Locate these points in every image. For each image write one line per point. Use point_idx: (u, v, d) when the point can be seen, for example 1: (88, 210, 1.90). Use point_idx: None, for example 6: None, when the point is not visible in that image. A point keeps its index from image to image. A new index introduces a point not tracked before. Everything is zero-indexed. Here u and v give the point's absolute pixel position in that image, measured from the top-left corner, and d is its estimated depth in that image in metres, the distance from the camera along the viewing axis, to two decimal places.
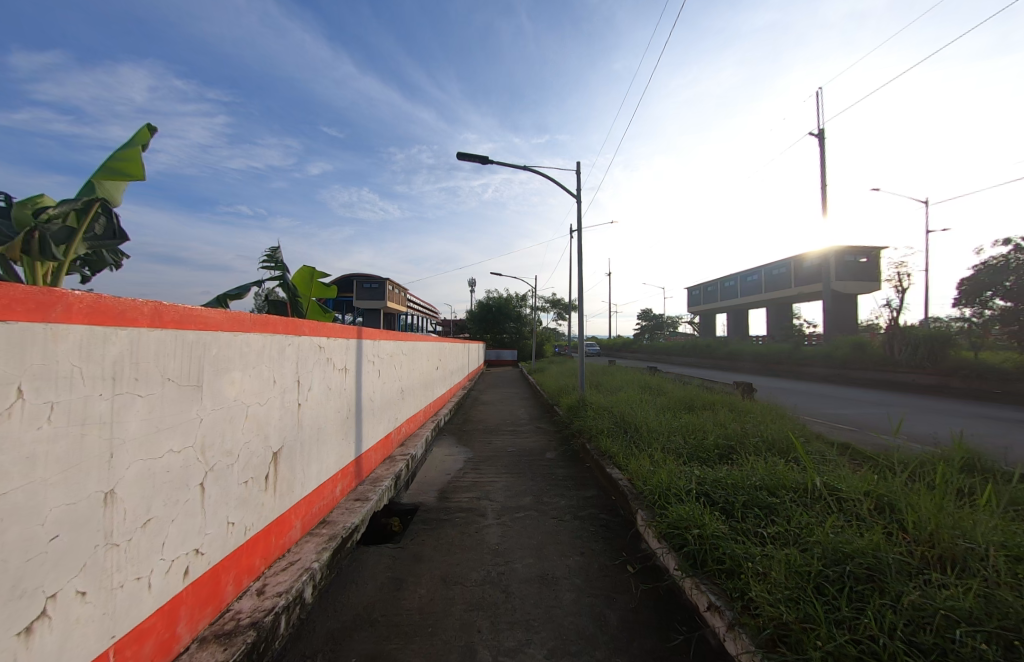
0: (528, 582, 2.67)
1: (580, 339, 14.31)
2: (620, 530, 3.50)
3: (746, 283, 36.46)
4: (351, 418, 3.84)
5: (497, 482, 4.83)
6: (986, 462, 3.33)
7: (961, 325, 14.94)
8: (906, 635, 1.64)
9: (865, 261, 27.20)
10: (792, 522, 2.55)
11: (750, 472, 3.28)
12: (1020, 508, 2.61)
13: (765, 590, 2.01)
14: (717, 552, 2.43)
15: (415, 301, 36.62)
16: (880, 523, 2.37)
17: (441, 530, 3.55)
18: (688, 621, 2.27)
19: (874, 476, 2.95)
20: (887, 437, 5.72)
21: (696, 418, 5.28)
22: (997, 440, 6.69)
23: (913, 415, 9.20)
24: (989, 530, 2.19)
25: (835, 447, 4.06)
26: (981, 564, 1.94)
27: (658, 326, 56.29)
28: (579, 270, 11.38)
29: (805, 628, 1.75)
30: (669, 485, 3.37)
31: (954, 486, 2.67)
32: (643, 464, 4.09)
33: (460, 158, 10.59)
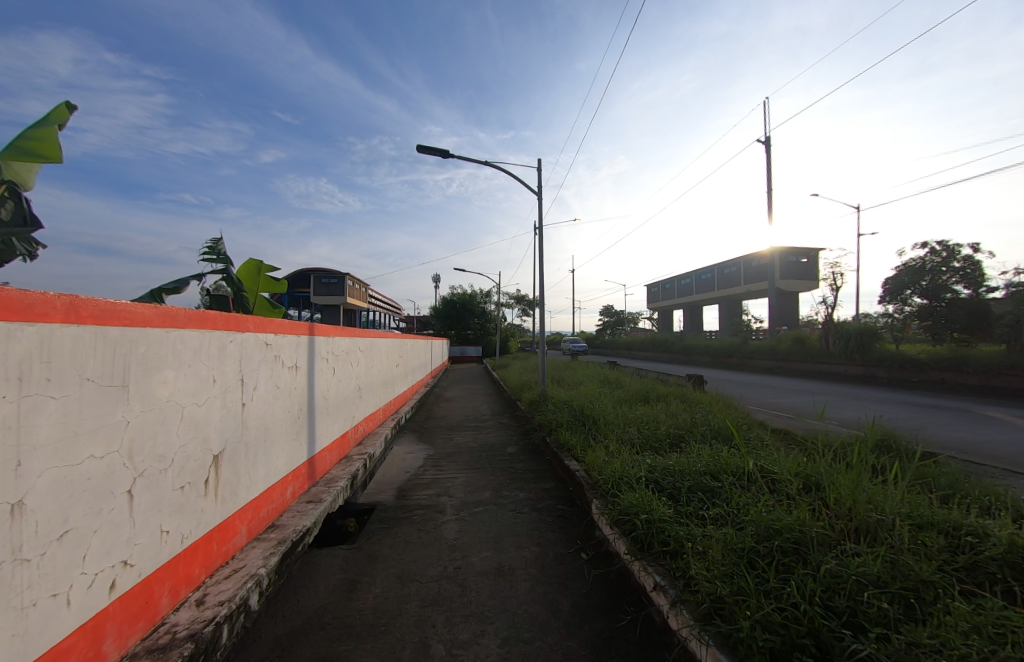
0: (484, 575, 2.69)
1: (542, 335, 14.53)
2: (576, 519, 3.60)
3: (701, 281, 38.34)
4: (303, 418, 3.70)
5: (457, 478, 4.83)
6: (894, 442, 3.72)
7: (884, 320, 16.49)
8: (824, 600, 1.80)
9: (805, 262, 29.36)
10: (730, 503, 2.73)
11: (696, 459, 3.48)
12: (920, 482, 2.94)
13: (704, 568, 2.14)
14: (663, 535, 2.56)
15: (376, 297, 35.45)
16: (807, 501, 2.58)
17: (398, 528, 3.50)
18: (636, 601, 2.38)
19: (803, 458, 3.21)
20: (815, 422, 6.26)
21: (650, 409, 5.52)
22: (908, 422, 7.49)
23: (840, 402, 10.11)
24: (898, 502, 2.45)
25: (771, 432, 4.38)
26: (888, 533, 2.17)
27: (619, 322, 58.02)
28: (541, 267, 11.52)
29: (737, 600, 1.89)
30: (621, 474, 3.51)
31: (869, 465, 2.96)
32: (598, 455, 4.23)
33: (421, 152, 10.41)
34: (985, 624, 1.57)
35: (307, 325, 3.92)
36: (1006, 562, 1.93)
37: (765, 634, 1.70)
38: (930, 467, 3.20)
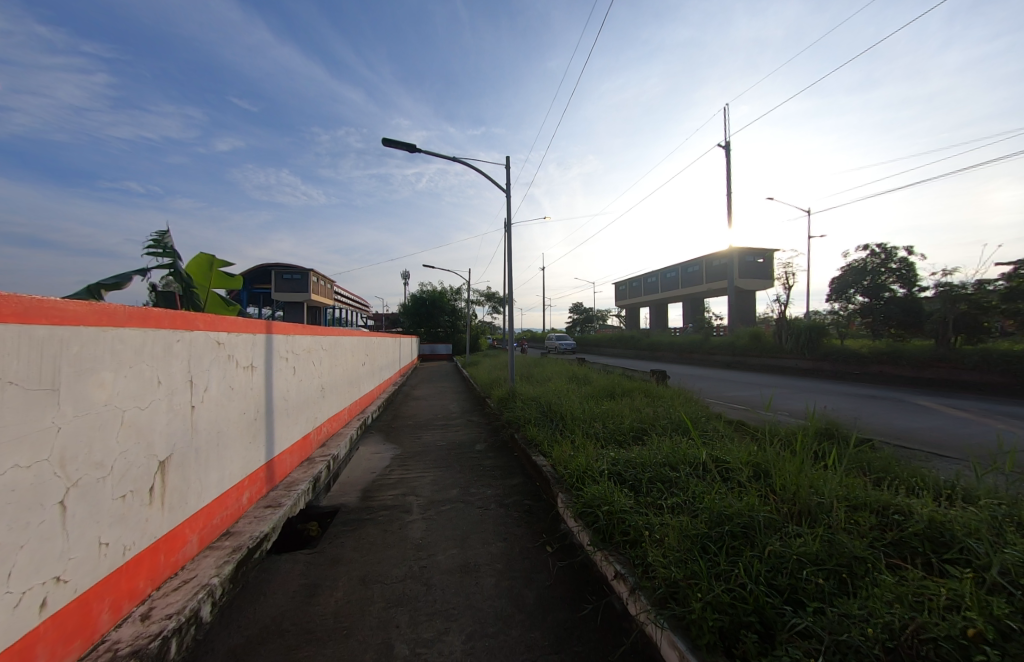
0: (450, 572, 2.69)
1: (512, 332, 14.60)
2: (542, 513, 3.66)
3: (666, 280, 39.67)
4: (260, 420, 3.55)
5: (425, 477, 4.78)
6: (832, 429, 4.01)
7: (831, 317, 17.66)
8: (767, 579, 1.94)
9: (761, 262, 30.98)
10: (687, 492, 2.86)
11: (657, 451, 3.61)
12: (852, 466, 3.20)
13: (661, 555, 2.24)
14: (623, 525, 2.66)
15: (342, 294, 34.39)
16: (756, 488, 2.75)
17: (362, 530, 3.43)
18: (598, 590, 2.45)
19: (753, 447, 3.41)
20: (765, 413, 6.65)
21: (615, 404, 5.68)
22: (847, 412, 8.10)
23: (787, 394, 10.81)
24: (835, 486, 2.64)
25: (724, 423, 4.62)
26: (826, 515, 2.34)
27: (589, 319, 59.02)
28: (510, 265, 11.57)
29: (690, 583, 2.00)
30: (586, 467, 3.60)
31: (810, 451, 3.19)
32: (565, 449, 4.31)
33: (387, 145, 10.19)
34: (907, 593, 1.73)
35: (264, 323, 3.76)
36: (926, 537, 2.13)
37: (715, 615, 1.80)
38: (864, 452, 3.48)
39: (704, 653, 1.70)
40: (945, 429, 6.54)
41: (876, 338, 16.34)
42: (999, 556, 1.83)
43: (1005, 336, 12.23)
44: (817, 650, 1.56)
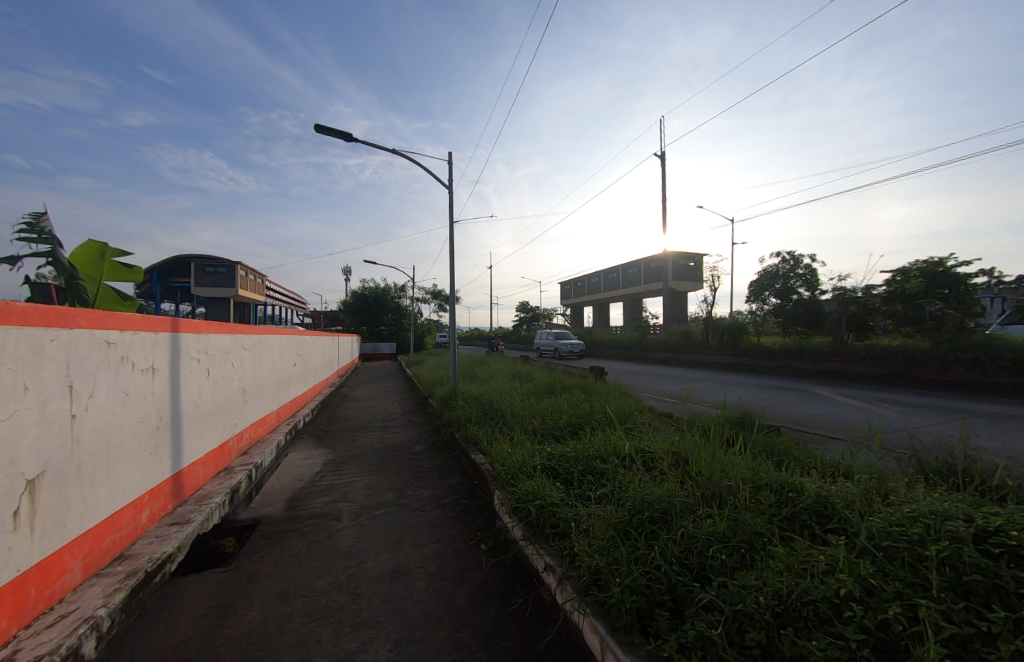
0: (378, 579, 2.60)
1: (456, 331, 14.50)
2: (478, 512, 3.67)
3: (607, 281, 41.49)
4: (163, 429, 3.19)
5: (358, 482, 4.59)
6: (743, 418, 4.42)
7: (750, 316, 19.50)
8: (680, 559, 2.09)
9: (691, 265, 33.50)
10: (615, 482, 3.01)
11: (589, 445, 3.76)
12: (756, 450, 3.55)
13: (587, 544, 2.34)
14: (553, 518, 2.75)
15: (275, 290, 32.06)
16: (675, 474, 2.95)
17: (286, 542, 3.21)
18: (528, 584, 2.51)
19: (675, 437, 3.67)
20: (689, 405, 7.17)
21: (554, 400, 5.83)
22: (758, 402, 9.04)
23: (705, 387, 11.85)
24: (742, 469, 2.91)
25: (652, 415, 4.92)
26: (732, 496, 2.59)
27: (536, 318, 59.95)
28: (454, 262, 11.47)
29: (611, 569, 2.10)
30: (521, 463, 3.67)
31: (721, 439, 3.49)
32: (503, 446, 4.36)
33: (320, 132, 9.62)
34: (794, 562, 1.94)
35: (169, 321, 3.38)
36: (814, 510, 2.41)
37: (633, 597, 1.92)
38: (767, 437, 3.89)
39: (621, 634, 1.81)
40: (836, 415, 7.48)
41: (787, 335, 18.28)
42: (867, 524, 2.11)
43: (885, 333, 14.24)
44: (718, 620, 1.71)
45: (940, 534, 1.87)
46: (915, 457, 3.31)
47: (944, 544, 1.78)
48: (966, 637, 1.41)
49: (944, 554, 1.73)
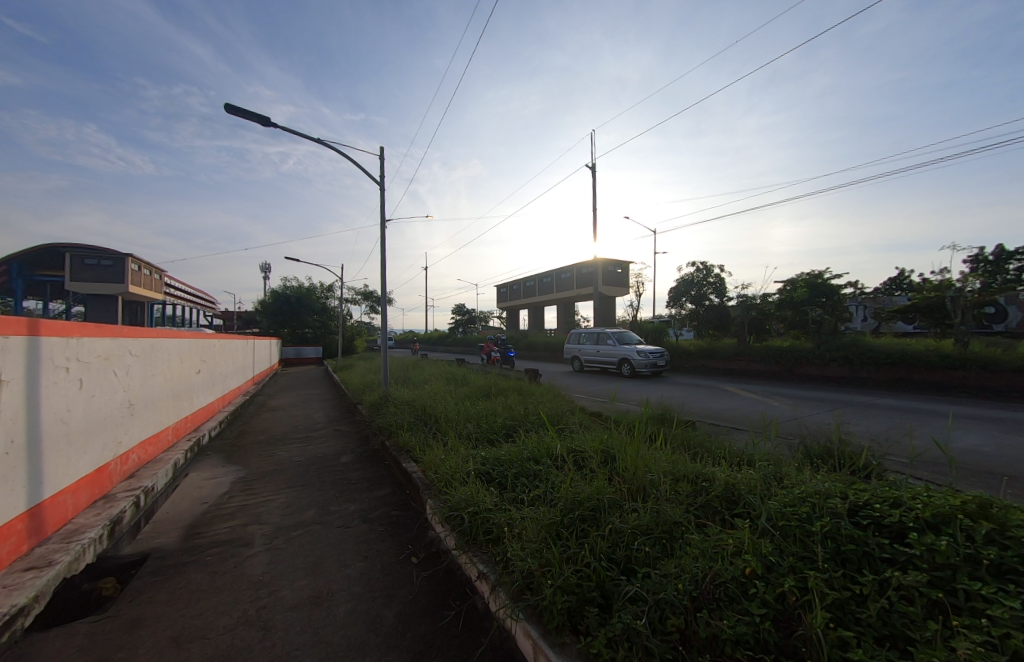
0: (294, 608, 2.36)
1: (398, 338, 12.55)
2: (409, 524, 3.52)
3: (542, 285, 42.66)
4: (15, 455, 2.60)
5: (273, 501, 4.16)
6: (663, 414, 4.75)
7: (670, 320, 21.22)
8: (608, 554, 2.18)
9: (619, 272, 35.75)
10: (547, 482, 3.07)
11: (523, 447, 3.80)
12: (673, 444, 3.85)
13: (519, 548, 2.34)
14: (487, 524, 2.73)
15: (176, 287, 28.33)
16: (603, 471, 3.09)
17: (181, 578, 2.79)
18: (460, 594, 2.46)
19: (603, 435, 3.84)
20: (616, 405, 7.57)
21: (489, 403, 5.81)
22: (677, 399, 9.82)
23: (631, 385, 12.66)
24: (663, 463, 3.13)
25: (582, 415, 5.11)
26: (654, 488, 2.76)
27: (472, 320, 59.58)
28: (386, 262, 11.01)
29: (543, 571, 2.13)
30: (454, 470, 3.59)
31: (643, 436, 3.72)
32: (436, 453, 4.24)
33: (231, 113, 8.66)
34: (708, 546, 2.10)
35: (25, 323, 2.79)
36: (723, 497, 2.65)
37: (564, 596, 1.95)
38: (683, 432, 4.23)
39: (554, 636, 1.85)
40: (740, 409, 8.38)
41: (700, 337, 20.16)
42: (765, 506, 2.37)
43: (778, 336, 16.35)
44: (642, 611, 1.80)
45: (823, 511, 2.16)
46: (801, 442, 3.82)
47: (827, 519, 2.05)
48: (845, 601, 1.63)
49: (827, 529, 1.99)
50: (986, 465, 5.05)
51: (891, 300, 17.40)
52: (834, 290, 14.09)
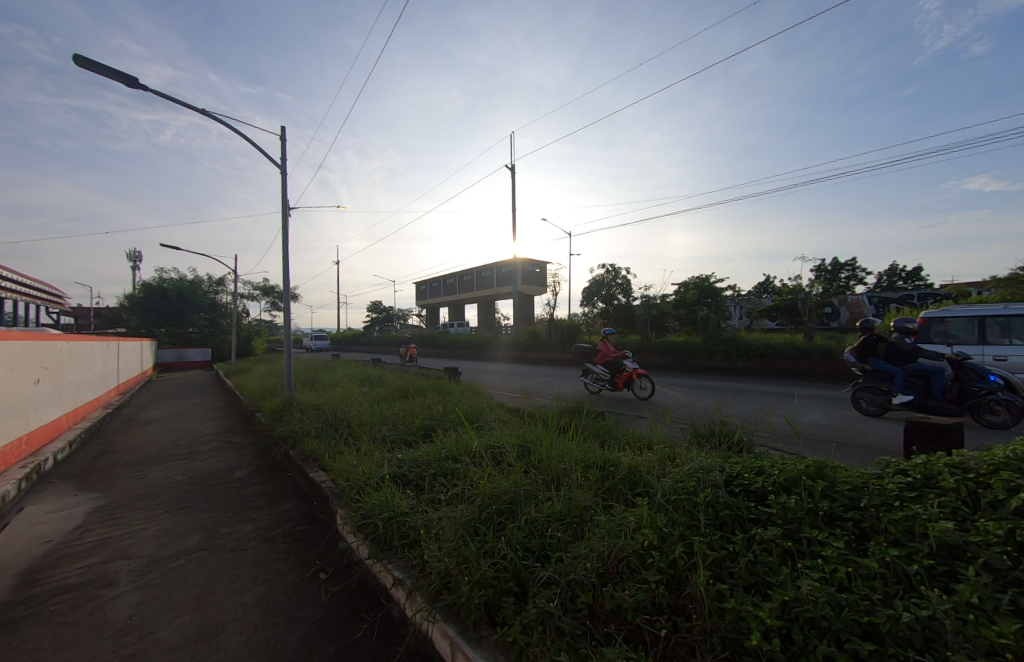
0: (175, 650, 2.04)
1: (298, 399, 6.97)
2: (316, 537, 3.27)
3: (463, 283, 42.45)
4: None
5: (146, 530, 3.54)
6: (576, 407, 5.03)
7: (583, 318, 22.59)
8: (523, 543, 2.26)
9: (537, 272, 37.17)
10: (465, 480, 3.07)
11: (441, 447, 3.76)
12: (583, 433, 4.11)
13: (437, 548, 2.31)
14: (403, 528, 2.65)
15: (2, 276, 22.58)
16: (520, 464, 3.18)
17: (10, 637, 2.23)
18: (374, 604, 2.35)
19: (520, 430, 3.95)
20: (533, 400, 7.81)
21: (407, 404, 5.63)
22: (589, 392, 10.52)
23: (548, 380, 13.22)
24: (574, 451, 3.32)
25: (502, 412, 5.19)
26: (567, 477, 2.92)
27: (389, 318, 57.04)
28: (289, 255, 10.03)
29: (460, 568, 2.13)
30: (368, 475, 3.42)
31: (556, 428, 3.92)
32: (348, 459, 3.99)
33: (82, 65, 7.11)
34: (613, 525, 2.28)
35: None
36: (626, 479, 2.90)
37: (481, 591, 1.98)
38: (592, 421, 4.53)
39: (471, 632, 1.87)
40: (642, 399, 9.22)
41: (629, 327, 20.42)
42: (659, 483, 2.66)
43: (674, 332, 18.36)
44: (554, 594, 1.90)
45: (705, 483, 2.48)
46: (691, 424, 4.35)
47: (709, 490, 2.36)
48: (721, 559, 1.90)
49: (708, 498, 2.28)
50: (823, 435, 6.23)
51: (758, 302, 20.66)
52: (718, 294, 16.50)
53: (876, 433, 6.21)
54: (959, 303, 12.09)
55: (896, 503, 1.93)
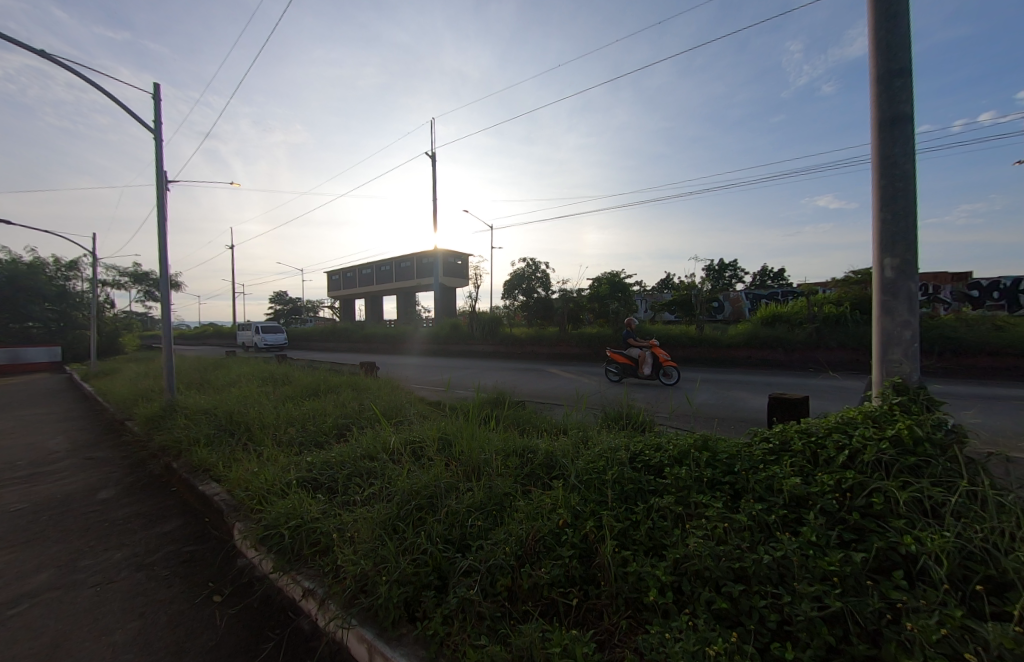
0: None
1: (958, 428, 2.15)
2: (209, 557, 2.90)
3: (380, 273, 40.37)
4: None
5: None
6: (498, 398, 5.11)
7: (504, 310, 22.95)
8: (444, 536, 2.26)
9: (459, 264, 36.79)
10: (383, 478, 2.96)
11: (357, 446, 3.57)
12: (503, 423, 4.20)
13: (351, 552, 2.21)
14: (313, 535, 2.48)
15: None
16: (441, 458, 3.15)
17: None
18: (281, 620, 2.17)
19: (440, 424, 3.91)
20: (453, 393, 7.73)
21: (318, 402, 5.23)
22: (509, 382, 10.78)
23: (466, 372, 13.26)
24: (493, 441, 3.39)
25: (422, 406, 5.07)
26: (487, 466, 2.97)
27: (295, 311, 52.00)
28: (166, 236, 8.58)
29: (377, 569, 2.06)
30: (271, 483, 3.12)
31: (476, 420, 3.94)
32: (247, 467, 3.60)
33: None
34: (531, 509, 2.38)
35: None
36: (544, 464, 3.04)
37: (401, 589, 1.95)
38: (511, 411, 4.65)
39: (389, 632, 1.83)
40: (559, 387, 9.74)
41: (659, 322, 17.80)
42: (573, 465, 2.84)
43: (589, 324, 19.55)
44: (475, 581, 1.94)
45: (613, 461, 2.71)
46: (602, 409, 4.70)
47: (615, 468, 2.58)
48: (625, 528, 2.11)
49: (615, 476, 2.49)
50: (710, 412, 7.21)
51: (659, 297, 22.99)
52: (626, 289, 17.94)
53: (749, 409, 7.36)
54: (809, 299, 14.72)
55: (760, 465, 2.32)
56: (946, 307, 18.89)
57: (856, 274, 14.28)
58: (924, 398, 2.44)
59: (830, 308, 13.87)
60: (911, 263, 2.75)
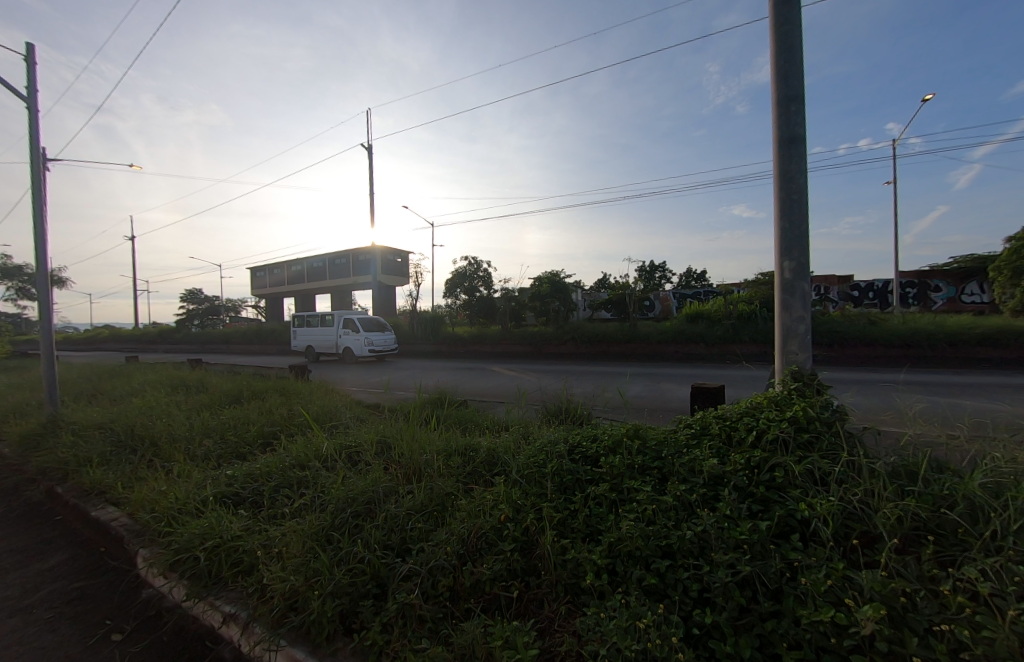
0: None
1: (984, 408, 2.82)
2: (106, 591, 2.54)
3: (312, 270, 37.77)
4: None
5: None
6: (440, 398, 5.02)
7: (447, 309, 22.65)
8: (383, 541, 2.18)
9: (400, 261, 35.60)
10: (316, 487, 2.79)
11: (286, 454, 3.33)
12: (444, 423, 4.14)
13: (280, 569, 2.06)
14: (235, 554, 2.29)
15: None
16: (380, 462, 3.04)
17: None
18: (197, 650, 1.96)
19: (378, 426, 3.76)
20: (391, 396, 7.46)
21: (240, 410, 4.79)
22: (449, 383, 10.62)
23: (400, 374, 12.81)
24: (435, 441, 3.32)
25: (359, 409, 4.84)
26: (428, 467, 2.93)
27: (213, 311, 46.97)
28: (45, 224, 7.35)
29: (308, 584, 1.94)
30: (183, 502, 2.81)
31: (418, 421, 3.84)
32: (153, 485, 3.21)
33: None
34: (473, 507, 2.38)
35: None
36: (487, 461, 3.05)
37: (336, 601, 1.86)
38: (453, 411, 4.59)
39: (324, 647, 1.74)
40: (500, 385, 9.80)
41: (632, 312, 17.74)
42: (514, 461, 2.88)
43: (530, 323, 19.91)
44: (415, 584, 1.91)
45: (553, 454, 2.80)
46: (541, 404, 4.81)
47: (555, 461, 2.66)
48: (564, 518, 2.19)
49: (555, 468, 2.57)
50: (640, 403, 7.70)
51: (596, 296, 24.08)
52: (566, 288, 18.53)
53: (673, 399, 7.99)
54: (726, 298, 16.30)
55: (683, 449, 2.53)
56: (834, 306, 21.92)
57: (764, 276, 16.06)
58: (816, 384, 2.81)
59: (743, 306, 15.45)
60: (805, 266, 3.15)
